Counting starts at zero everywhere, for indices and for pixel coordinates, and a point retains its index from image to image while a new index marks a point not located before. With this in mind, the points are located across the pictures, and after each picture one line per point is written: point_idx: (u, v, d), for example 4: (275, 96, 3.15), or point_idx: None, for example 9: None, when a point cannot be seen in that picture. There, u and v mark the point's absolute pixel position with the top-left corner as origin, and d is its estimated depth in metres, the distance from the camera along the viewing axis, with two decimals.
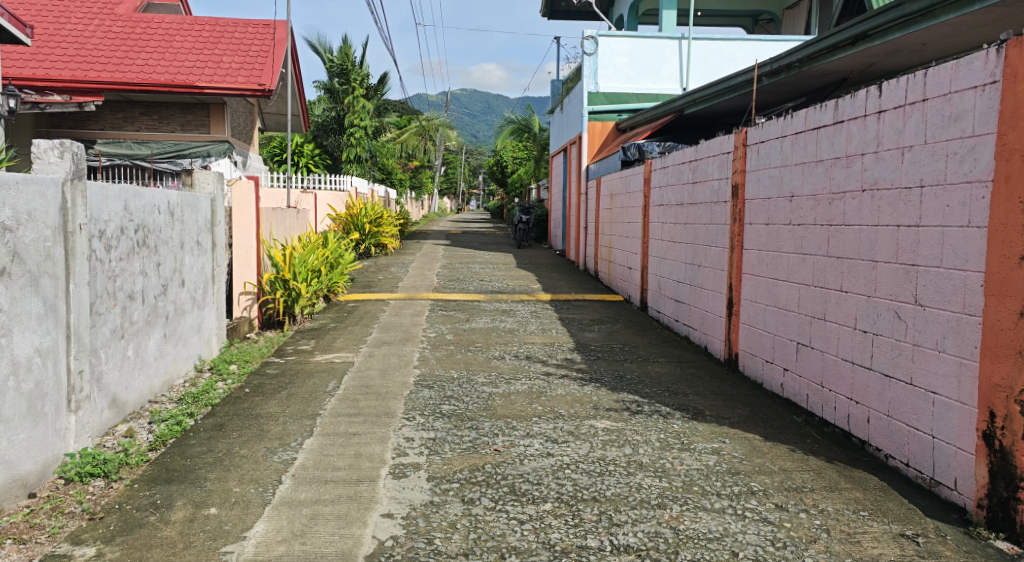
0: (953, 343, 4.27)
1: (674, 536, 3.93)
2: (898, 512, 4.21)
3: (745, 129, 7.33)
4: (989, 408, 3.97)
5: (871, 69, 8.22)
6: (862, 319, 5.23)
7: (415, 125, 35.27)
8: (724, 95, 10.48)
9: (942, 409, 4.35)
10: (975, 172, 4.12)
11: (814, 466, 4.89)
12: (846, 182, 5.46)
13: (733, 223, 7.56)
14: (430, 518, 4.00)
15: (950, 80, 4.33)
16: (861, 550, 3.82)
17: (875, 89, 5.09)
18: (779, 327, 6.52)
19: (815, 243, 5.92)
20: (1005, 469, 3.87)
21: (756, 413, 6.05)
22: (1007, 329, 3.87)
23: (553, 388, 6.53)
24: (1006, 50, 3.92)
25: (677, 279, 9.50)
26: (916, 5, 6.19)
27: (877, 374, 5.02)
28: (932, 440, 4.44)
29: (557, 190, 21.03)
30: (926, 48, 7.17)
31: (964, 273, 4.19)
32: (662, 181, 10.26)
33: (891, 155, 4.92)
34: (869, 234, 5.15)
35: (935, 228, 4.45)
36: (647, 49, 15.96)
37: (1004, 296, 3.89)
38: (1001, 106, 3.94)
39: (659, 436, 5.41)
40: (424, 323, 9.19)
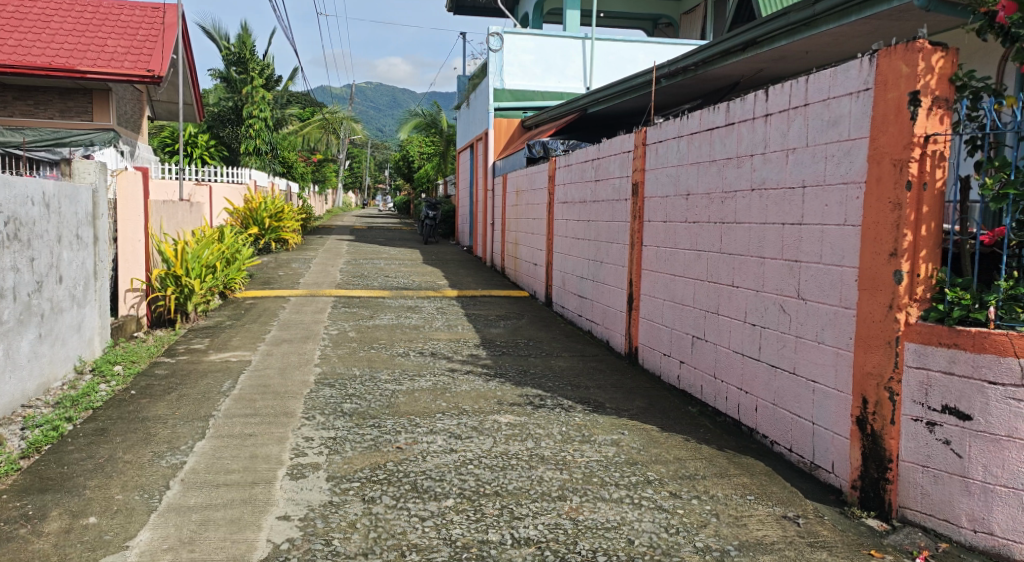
0: (831, 334, 4.52)
1: (573, 527, 4.01)
2: (781, 495, 4.43)
3: (644, 129, 7.52)
4: (863, 395, 4.23)
5: (761, 74, 8.59)
6: (750, 312, 5.46)
7: (318, 119, 34.51)
8: (625, 95, 10.72)
9: (821, 397, 4.60)
10: (851, 174, 4.37)
11: (706, 454, 5.09)
12: (737, 181, 5.69)
13: (633, 220, 7.75)
14: (329, 519, 3.94)
15: (828, 86, 4.58)
16: (747, 533, 4.00)
17: (762, 93, 5.32)
18: (676, 320, 6.73)
19: (708, 240, 6.14)
20: (876, 451, 4.13)
21: (653, 404, 6.24)
22: (878, 321, 4.12)
23: (457, 384, 6.54)
24: (877, 59, 4.17)
25: (580, 275, 9.66)
26: (800, 14, 6.51)
27: (764, 365, 5.26)
28: (813, 426, 4.69)
29: (464, 187, 21.04)
30: (809, 56, 7.55)
31: (841, 269, 4.44)
32: (566, 178, 10.40)
33: (776, 156, 5.16)
34: (757, 232, 5.38)
35: (816, 226, 4.69)
36: (551, 48, 16.14)
37: (874, 290, 4.14)
38: (873, 111, 4.19)
39: (561, 429, 5.50)
40: (326, 321, 9.01)
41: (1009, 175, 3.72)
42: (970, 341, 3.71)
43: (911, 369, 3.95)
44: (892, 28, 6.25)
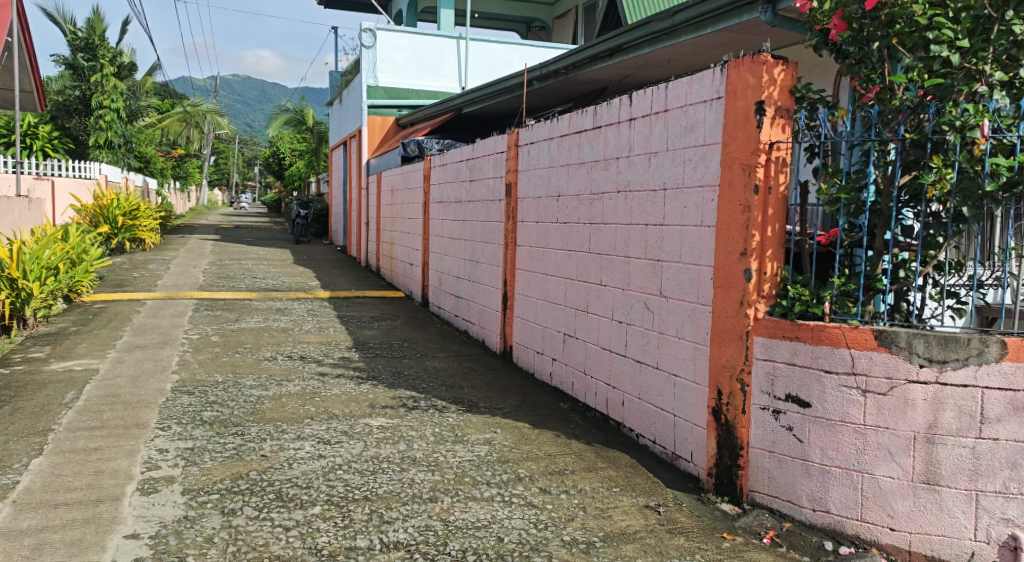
0: (690, 330, 4.73)
1: (443, 528, 4.00)
2: (644, 485, 4.60)
3: (517, 130, 7.61)
4: (718, 387, 4.45)
5: (627, 79, 8.88)
6: (617, 310, 5.63)
7: (178, 111, 32.73)
8: (499, 96, 10.81)
9: (682, 390, 4.80)
10: (706, 177, 4.59)
11: (575, 449, 5.21)
12: (604, 183, 5.85)
13: (507, 220, 7.83)
14: (183, 535, 3.74)
15: (686, 93, 4.79)
16: (612, 524, 4.13)
17: (626, 98, 5.50)
18: (549, 319, 6.85)
19: (578, 240, 6.29)
20: (729, 440, 4.36)
21: (526, 402, 6.33)
22: (730, 316, 4.34)
23: (328, 388, 6.38)
24: (728, 70, 4.40)
25: (456, 275, 9.66)
26: (660, 24, 6.78)
27: (630, 361, 5.43)
28: (674, 418, 4.89)
29: (338, 185, 20.58)
30: (671, 64, 7.88)
31: (698, 268, 4.65)
32: (441, 177, 10.38)
33: (640, 159, 5.34)
34: (623, 232, 5.56)
35: (676, 227, 4.89)
36: (426, 47, 15.99)
37: (727, 287, 4.37)
38: (725, 118, 4.42)
39: (434, 430, 5.47)
40: (186, 325, 8.57)
41: (841, 180, 4.02)
42: (809, 334, 3.98)
43: (759, 361, 4.20)
44: (744, 40, 6.62)
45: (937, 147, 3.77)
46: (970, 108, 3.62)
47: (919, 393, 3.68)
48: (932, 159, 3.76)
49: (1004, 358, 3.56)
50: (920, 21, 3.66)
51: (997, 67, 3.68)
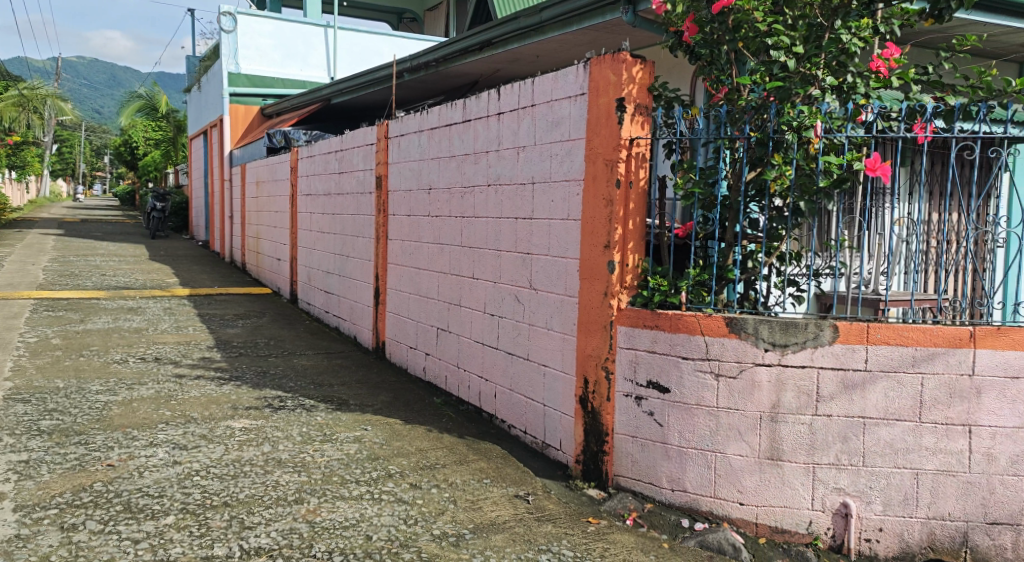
0: (558, 321, 4.82)
1: (309, 530, 3.89)
2: (515, 475, 4.66)
3: (386, 122, 7.49)
4: (584, 375, 4.56)
5: (497, 74, 8.93)
6: (489, 303, 5.67)
7: (13, 95, 30.07)
8: (368, 87, 10.61)
9: (551, 380, 4.89)
10: (572, 172, 4.68)
11: (446, 443, 5.20)
12: (474, 177, 5.86)
13: (377, 214, 7.71)
14: (16, 556, 3.46)
15: (551, 89, 4.87)
16: (482, 515, 4.15)
17: (495, 93, 5.53)
18: (421, 313, 6.81)
19: (449, 233, 6.28)
20: (596, 427, 4.48)
21: (398, 397, 6.26)
22: (595, 307, 4.46)
23: (185, 390, 6.07)
24: (590, 67, 4.50)
25: (326, 270, 9.42)
26: (528, 20, 6.86)
27: (502, 353, 5.48)
28: (544, 408, 4.98)
29: (198, 177, 19.58)
30: (540, 60, 7.99)
31: (566, 260, 4.74)
32: (308, 169, 10.07)
33: (509, 154, 5.39)
34: (494, 225, 5.59)
35: (544, 221, 4.97)
36: (292, 33, 15.48)
37: (592, 279, 4.47)
38: (588, 114, 4.52)
39: (301, 430, 5.32)
40: (23, 327, 7.91)
41: (695, 175, 4.21)
42: (668, 322, 4.14)
43: (623, 349, 4.33)
44: (608, 39, 6.80)
45: (778, 145, 4.02)
46: (806, 110, 3.90)
47: (764, 375, 3.92)
48: (773, 157, 4.02)
49: (836, 340, 3.82)
50: (761, 26, 3.89)
51: (828, 73, 3.96)
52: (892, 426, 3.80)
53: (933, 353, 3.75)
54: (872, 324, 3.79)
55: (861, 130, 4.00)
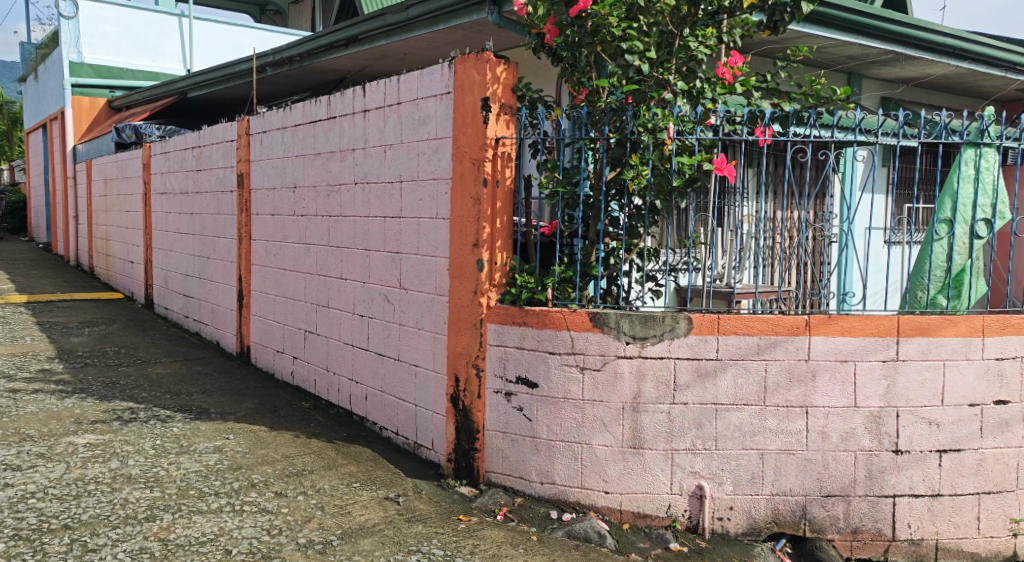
0: (428, 320, 4.80)
1: (162, 548, 3.69)
2: (385, 478, 4.61)
3: (246, 117, 7.21)
4: (455, 374, 4.56)
5: (364, 71, 8.78)
6: (358, 304, 5.56)
7: None
8: (227, 81, 10.17)
9: (422, 380, 4.87)
10: (439, 171, 4.67)
11: (314, 448, 5.07)
12: (340, 175, 5.74)
13: (239, 213, 7.40)
14: None
15: (417, 87, 4.84)
16: (350, 520, 4.08)
17: (360, 90, 5.44)
18: (288, 315, 6.60)
19: (316, 233, 6.12)
20: (467, 425, 4.50)
21: (263, 404, 6.04)
22: (465, 306, 4.47)
23: (21, 406, 5.60)
24: (454, 66, 4.51)
25: (185, 273, 8.95)
26: (394, 17, 6.78)
27: (372, 353, 5.40)
28: (415, 408, 4.95)
29: (37, 174, 18.09)
30: (407, 58, 7.92)
31: (435, 259, 4.73)
32: (163, 166, 9.54)
33: (375, 152, 5.31)
34: (361, 224, 5.50)
35: (412, 219, 4.94)
36: (142, 22, 14.58)
37: (460, 278, 4.49)
38: (454, 113, 4.53)
39: (154, 443, 5.03)
40: None
41: (558, 175, 4.31)
42: (535, 318, 4.22)
43: (492, 347, 4.38)
44: (474, 39, 6.84)
45: (635, 146, 4.15)
46: (660, 112, 4.08)
47: (626, 367, 4.07)
48: (631, 157, 4.16)
49: (691, 332, 4.02)
50: (616, 31, 4.03)
51: (679, 77, 4.17)
52: (741, 410, 4.04)
53: (775, 341, 4.01)
54: (722, 316, 4.01)
55: (710, 133, 4.20)
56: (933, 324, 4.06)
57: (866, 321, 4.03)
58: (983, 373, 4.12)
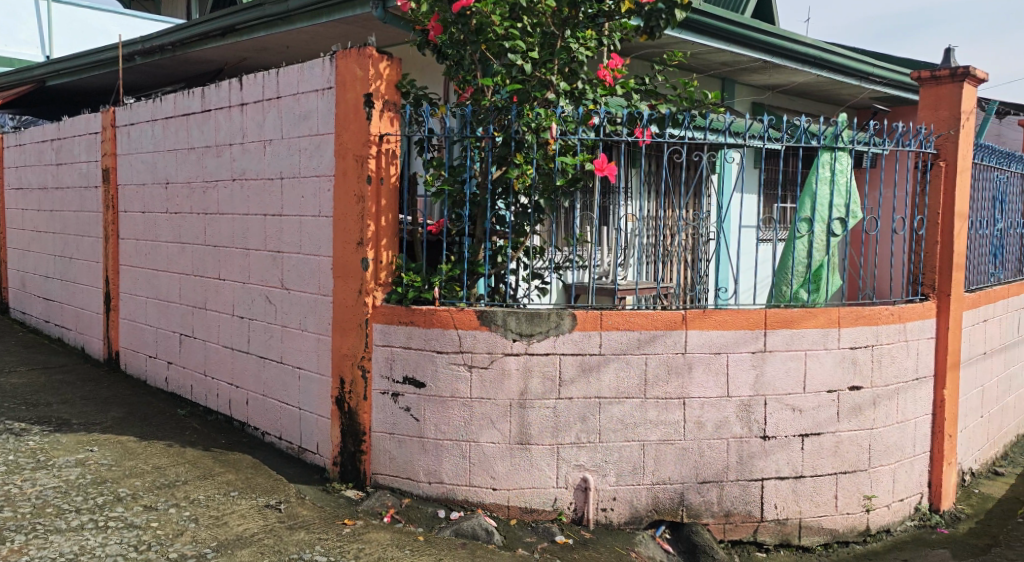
0: (312, 321, 4.67)
1: None
2: (265, 485, 4.45)
3: (111, 109, 6.80)
4: (340, 375, 4.46)
5: (242, 63, 8.45)
6: (238, 305, 5.35)
7: None
8: (91, 69, 9.54)
9: (306, 382, 4.74)
10: (321, 167, 4.56)
11: (189, 457, 4.84)
12: (217, 171, 5.50)
13: (105, 211, 6.96)
14: None
15: (297, 81, 4.71)
16: (226, 530, 3.92)
17: (236, 82, 5.23)
18: (161, 318, 6.27)
19: (191, 231, 5.84)
20: (353, 427, 4.41)
21: (132, 412, 5.71)
22: (350, 306, 4.38)
23: None
24: (336, 60, 4.41)
25: (44, 274, 8.34)
26: (274, 8, 6.56)
27: (253, 356, 5.21)
28: (299, 411, 4.81)
29: None
30: (289, 51, 7.69)
31: (318, 258, 4.61)
32: (18, 160, 8.86)
33: (254, 147, 5.13)
34: (240, 223, 5.29)
35: (294, 217, 4.80)
36: None
37: (345, 278, 4.39)
38: (336, 109, 4.43)
39: (7, 459, 4.66)
40: None
41: (445, 172, 4.30)
42: (422, 317, 4.19)
43: (378, 347, 4.31)
44: (358, 33, 6.71)
45: (520, 145, 4.20)
46: (543, 112, 4.12)
47: (513, 363, 4.10)
48: (516, 156, 4.20)
49: (575, 328, 4.10)
50: (499, 30, 4.06)
51: (562, 78, 4.24)
52: (623, 403, 4.16)
53: (654, 335, 4.15)
54: (605, 312, 4.11)
55: (592, 133, 4.29)
56: (796, 316, 4.31)
57: (736, 315, 4.23)
58: (840, 361, 4.42)
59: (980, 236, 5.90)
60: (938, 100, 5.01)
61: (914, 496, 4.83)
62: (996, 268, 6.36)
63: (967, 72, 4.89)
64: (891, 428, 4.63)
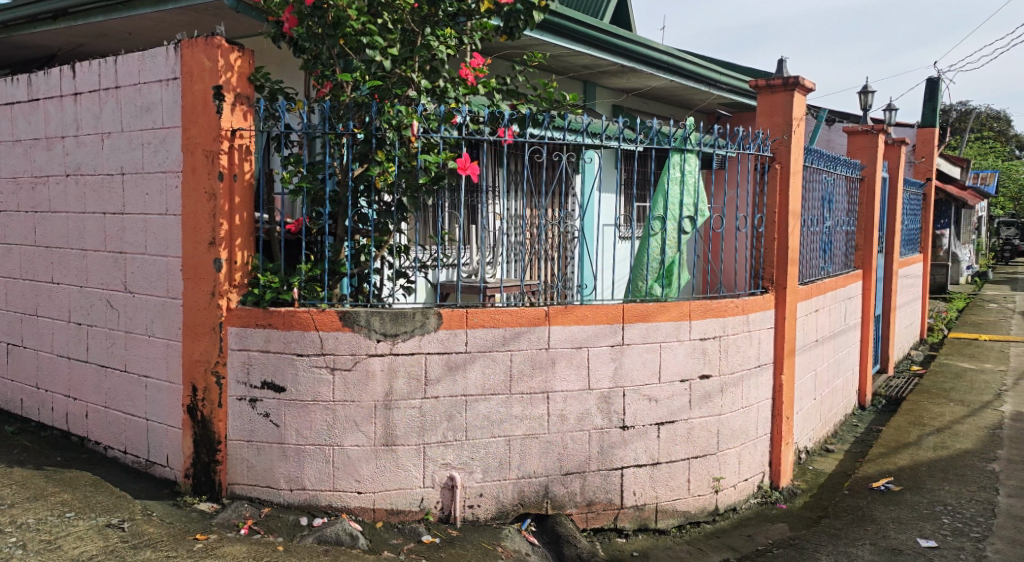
0: (160, 326, 4.40)
1: None
2: (106, 503, 4.15)
3: None
4: (192, 383, 4.23)
5: (77, 49, 7.83)
6: (74, 311, 4.96)
7: None
8: None
9: (154, 392, 4.46)
10: (168, 163, 4.30)
11: (17, 478, 4.43)
12: (48, 165, 5.07)
13: None
14: None
15: (138, 70, 4.41)
16: (60, 556, 3.63)
17: (69, 70, 4.84)
18: None
19: (18, 231, 5.35)
20: (206, 436, 4.20)
21: None
22: (202, 309, 4.16)
23: None
24: (181, 49, 4.17)
25: None
26: None
27: (93, 366, 4.85)
28: (146, 423, 4.52)
29: None
30: (130, 38, 7.20)
31: (166, 259, 4.35)
32: None
33: (90, 140, 4.76)
34: (76, 222, 4.91)
35: (138, 216, 4.50)
36: None
37: (196, 279, 4.16)
38: (182, 101, 4.18)
39: None
40: None
41: (303, 170, 4.16)
42: (281, 320, 4.05)
43: (233, 352, 4.13)
44: (207, 22, 6.38)
45: (381, 143, 4.11)
46: (403, 109, 4.04)
47: (377, 364, 4.04)
48: (377, 153, 4.08)
49: (440, 326, 4.08)
50: (356, 25, 3.97)
51: (423, 76, 4.21)
52: (488, 400, 4.19)
53: (518, 332, 4.21)
54: (470, 310, 4.13)
55: (455, 132, 4.23)
56: (651, 310, 4.50)
57: (596, 310, 4.36)
58: (691, 352, 4.66)
59: (811, 233, 6.40)
60: (773, 107, 5.38)
61: (757, 475, 5.18)
62: (825, 262, 6.92)
63: (797, 81, 5.28)
64: (737, 413, 4.93)
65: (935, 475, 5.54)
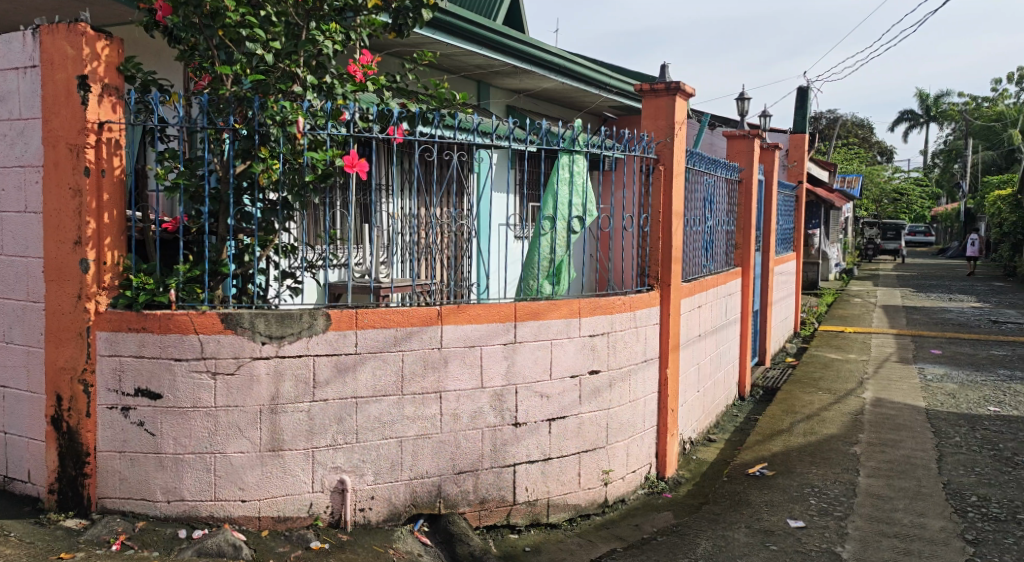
0: (19, 332, 4.09)
1: None
2: None
3: None
4: (56, 392, 3.95)
5: None
6: None
7: None
8: None
9: (12, 402, 4.15)
10: (26, 157, 4.00)
11: None
12: None
13: None
14: None
15: None
16: None
17: None
18: None
19: None
20: (73, 448, 3.94)
21: None
22: (67, 313, 3.90)
23: None
24: (40, 35, 3.89)
25: None
26: None
27: None
28: (4, 436, 4.20)
29: None
30: None
31: (25, 260, 4.05)
32: None
33: None
34: None
35: None
36: None
37: (60, 281, 3.90)
38: (42, 90, 3.90)
39: None
40: None
41: (180, 166, 3.96)
42: (156, 323, 3.85)
43: (103, 358, 3.90)
44: (73, 7, 6.00)
45: (264, 139, 3.97)
46: (287, 105, 3.91)
47: (262, 368, 3.90)
48: (260, 150, 3.95)
49: (329, 328, 3.98)
50: (235, 16, 3.82)
51: (308, 71, 4.08)
52: (380, 401, 4.13)
53: (409, 332, 4.16)
54: (360, 311, 4.04)
55: (342, 129, 4.14)
56: (542, 308, 4.56)
57: (488, 309, 4.37)
58: (581, 349, 4.75)
59: (693, 232, 6.66)
60: (657, 110, 5.54)
61: (644, 467, 5.33)
62: (707, 260, 7.21)
63: (679, 87, 5.46)
64: (624, 406, 5.07)
65: (805, 459, 5.88)
